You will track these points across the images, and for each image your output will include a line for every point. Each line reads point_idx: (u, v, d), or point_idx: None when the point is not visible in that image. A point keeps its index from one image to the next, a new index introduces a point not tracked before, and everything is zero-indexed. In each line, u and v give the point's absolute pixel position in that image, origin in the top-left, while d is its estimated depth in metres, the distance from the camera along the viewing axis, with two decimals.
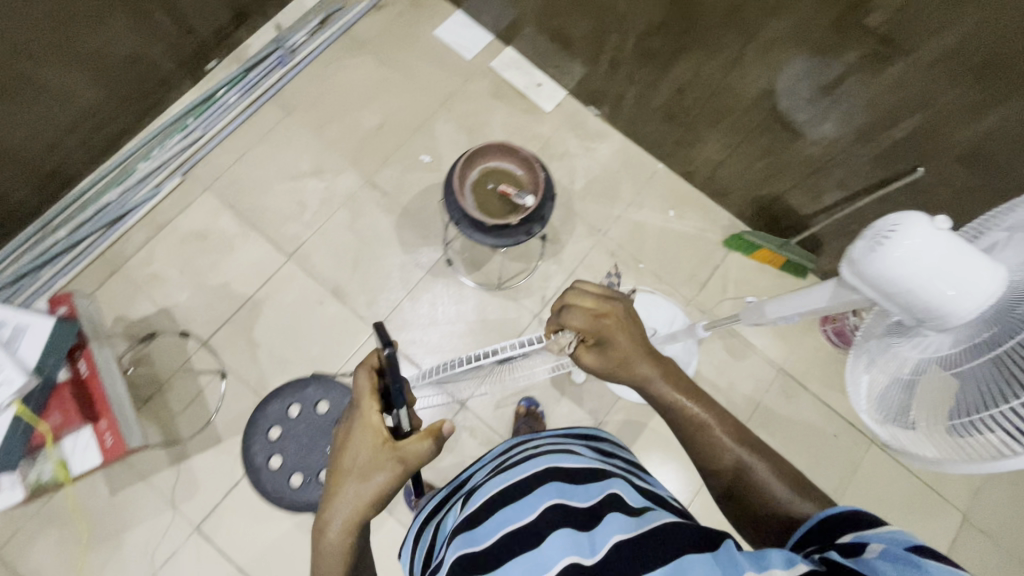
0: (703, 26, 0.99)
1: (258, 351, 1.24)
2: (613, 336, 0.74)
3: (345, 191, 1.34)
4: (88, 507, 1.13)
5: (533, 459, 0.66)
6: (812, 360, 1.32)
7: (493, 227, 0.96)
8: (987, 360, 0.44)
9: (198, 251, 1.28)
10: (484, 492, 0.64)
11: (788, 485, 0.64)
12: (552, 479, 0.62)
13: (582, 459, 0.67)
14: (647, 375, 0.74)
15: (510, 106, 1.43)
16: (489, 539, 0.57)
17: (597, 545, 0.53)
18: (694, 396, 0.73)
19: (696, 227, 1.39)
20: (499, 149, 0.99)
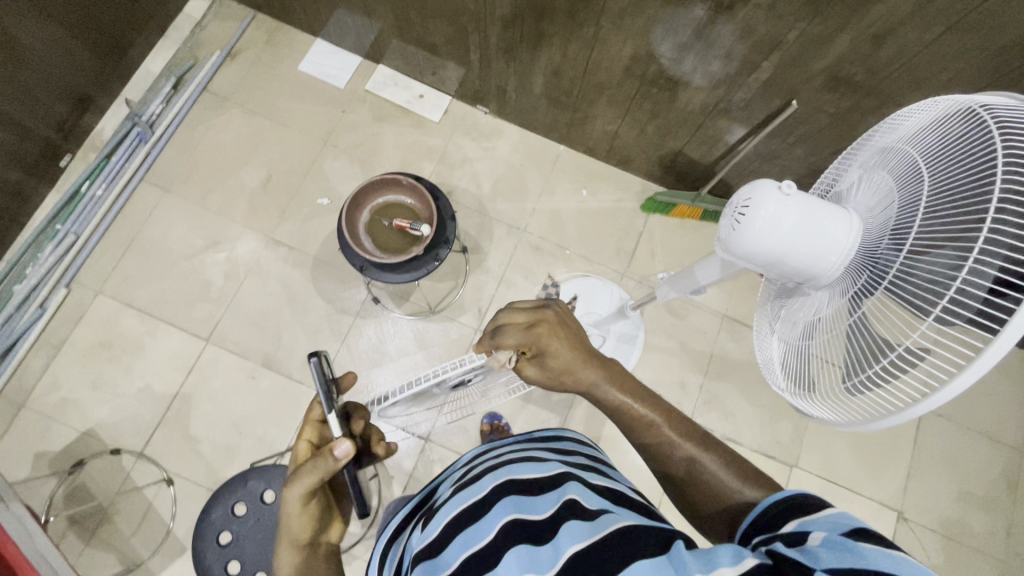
0: (554, 10, 0.97)
1: (200, 446, 1.17)
2: (550, 345, 0.72)
3: (249, 256, 1.27)
4: None
5: (492, 472, 0.59)
6: (751, 299, 1.35)
7: (397, 264, 0.92)
8: (862, 312, 0.44)
9: (108, 360, 1.19)
10: (442, 516, 0.56)
11: (734, 475, 0.62)
12: (508, 493, 0.54)
13: (540, 466, 0.60)
14: (593, 379, 0.71)
15: (397, 125, 1.38)
16: (449, 565, 0.49)
17: (554, 559, 0.45)
18: (642, 396, 0.70)
19: (611, 200, 1.39)
20: (378, 185, 0.96)
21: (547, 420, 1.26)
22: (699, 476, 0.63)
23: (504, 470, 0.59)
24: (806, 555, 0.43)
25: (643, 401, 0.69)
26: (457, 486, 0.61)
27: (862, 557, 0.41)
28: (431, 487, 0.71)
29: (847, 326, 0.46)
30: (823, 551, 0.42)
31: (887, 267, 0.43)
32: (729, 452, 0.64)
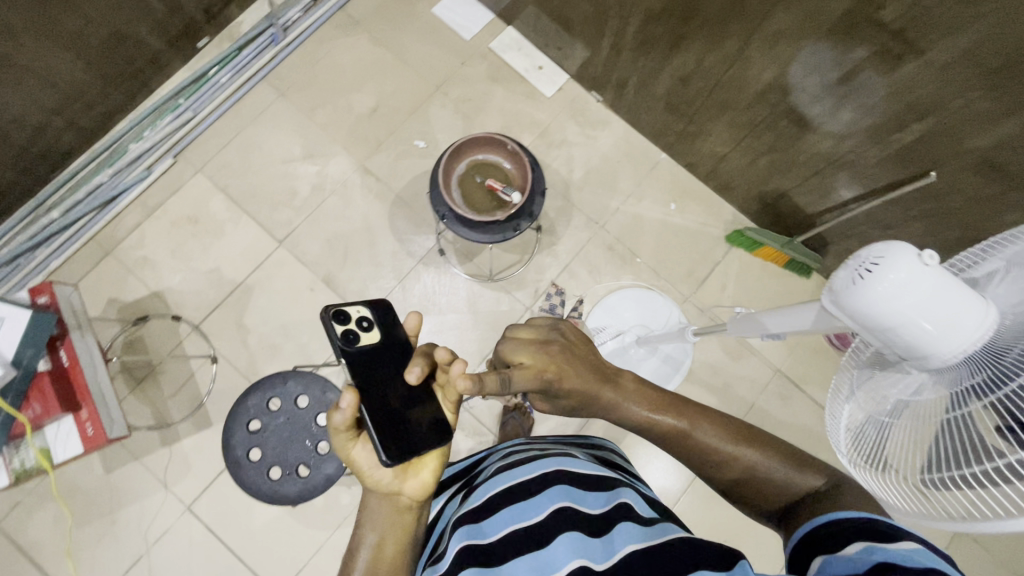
0: (704, 15, 0.94)
1: (248, 336, 1.24)
2: (564, 383, 0.73)
3: (337, 176, 1.32)
4: (84, 483, 1.16)
5: (539, 459, 0.67)
6: (809, 362, 1.29)
7: (477, 223, 0.93)
8: (972, 410, 0.41)
9: (190, 235, 1.27)
10: (492, 486, 0.64)
11: (783, 464, 0.68)
12: (560, 481, 0.62)
13: (589, 463, 0.68)
14: (614, 402, 0.76)
15: (509, 90, 1.38)
16: (497, 534, 0.58)
17: (608, 553, 0.54)
18: (665, 407, 0.75)
19: (697, 221, 1.35)
20: (481, 142, 0.96)
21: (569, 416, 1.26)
22: (751, 467, 0.69)
23: (554, 459, 0.67)
24: None
25: (667, 412, 0.75)
26: (504, 464, 0.70)
27: None
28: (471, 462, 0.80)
29: (949, 420, 0.42)
30: None
31: (1013, 375, 0.39)
32: (773, 443, 0.71)
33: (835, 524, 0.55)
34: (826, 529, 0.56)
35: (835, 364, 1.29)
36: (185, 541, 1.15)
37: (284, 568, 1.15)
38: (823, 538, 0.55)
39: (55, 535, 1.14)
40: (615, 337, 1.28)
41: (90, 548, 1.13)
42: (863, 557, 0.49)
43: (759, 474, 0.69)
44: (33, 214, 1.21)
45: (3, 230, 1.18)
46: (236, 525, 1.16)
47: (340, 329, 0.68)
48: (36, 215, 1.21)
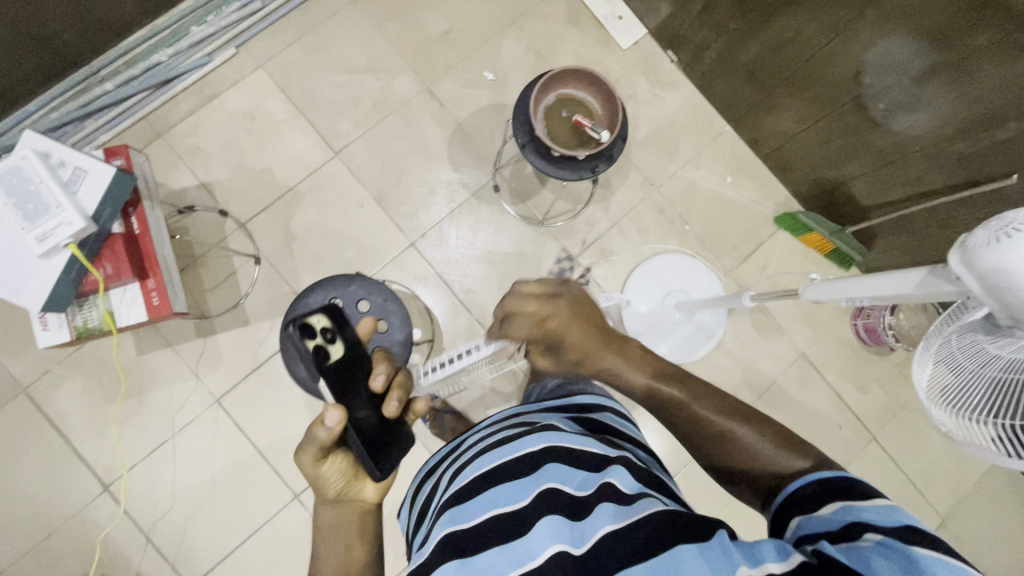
0: None
1: (294, 242, 1.22)
2: (563, 338, 0.75)
3: (401, 95, 1.29)
4: (114, 363, 1.16)
5: (528, 435, 0.65)
6: (833, 352, 1.33)
7: (559, 156, 0.92)
8: None
9: (245, 131, 1.24)
10: (474, 468, 0.63)
11: (774, 443, 0.66)
12: (544, 461, 0.60)
13: (581, 438, 0.65)
14: (612, 367, 0.75)
15: (585, 36, 1.35)
16: (478, 516, 0.56)
17: (586, 535, 0.52)
18: (664, 378, 0.74)
19: (750, 198, 1.35)
20: (578, 77, 0.94)
21: None
22: (731, 439, 0.68)
23: (541, 435, 0.64)
24: (859, 556, 0.46)
25: (667, 382, 0.73)
26: (489, 444, 0.67)
27: (916, 563, 0.45)
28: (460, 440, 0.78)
29: None
30: (878, 555, 0.46)
31: None
32: (767, 423, 0.68)
33: (812, 485, 0.58)
34: (815, 488, 0.57)
35: (858, 356, 1.33)
36: (210, 433, 1.16)
37: (305, 471, 1.17)
38: (805, 498, 0.58)
39: (82, 408, 1.14)
40: (655, 298, 1.30)
41: (114, 425, 1.14)
42: (839, 520, 0.52)
43: (739, 448, 0.67)
44: (87, 82, 1.18)
45: (53, 92, 1.16)
46: (262, 425, 1.17)
47: (310, 343, 0.70)
48: (90, 84, 1.18)
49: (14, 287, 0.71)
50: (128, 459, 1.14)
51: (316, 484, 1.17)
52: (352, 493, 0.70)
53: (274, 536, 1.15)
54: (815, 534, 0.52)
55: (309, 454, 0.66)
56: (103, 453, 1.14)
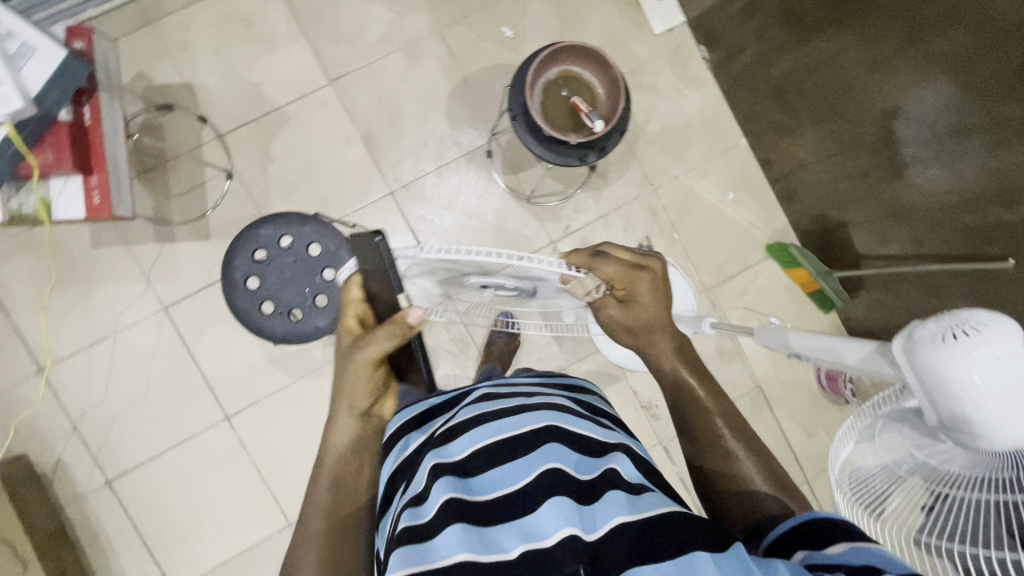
0: (867, 3, 0.85)
1: (270, 165, 1.18)
2: (640, 293, 0.76)
3: (411, 33, 1.21)
4: (66, 248, 1.13)
5: (526, 413, 0.66)
6: (790, 389, 1.31)
7: (548, 138, 0.87)
8: (990, 501, 0.41)
9: (240, 37, 1.17)
10: (469, 441, 0.63)
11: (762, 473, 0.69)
12: (550, 442, 0.62)
13: (580, 424, 0.68)
14: (662, 349, 0.78)
15: (618, 10, 1.26)
16: (484, 494, 0.57)
17: (597, 523, 0.53)
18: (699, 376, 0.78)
19: (748, 220, 1.30)
20: (587, 58, 0.88)
21: (552, 356, 1.27)
22: (727, 459, 0.71)
23: (544, 416, 0.66)
24: None
25: (692, 376, 0.78)
26: (478, 411, 0.68)
27: None
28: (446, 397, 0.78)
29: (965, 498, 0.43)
30: None
31: None
32: (763, 452, 0.71)
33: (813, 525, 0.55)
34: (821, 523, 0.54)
35: (812, 399, 1.32)
36: (153, 338, 1.15)
37: (241, 395, 1.17)
38: (810, 535, 0.54)
39: (28, 288, 1.13)
40: None
41: (58, 311, 1.13)
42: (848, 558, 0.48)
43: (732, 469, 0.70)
44: None
45: None
46: (206, 342, 1.16)
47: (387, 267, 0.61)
48: None
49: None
50: (68, 347, 1.13)
51: (249, 409, 1.17)
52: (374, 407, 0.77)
53: (201, 448, 1.17)
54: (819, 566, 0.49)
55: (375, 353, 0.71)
56: (44, 337, 1.13)
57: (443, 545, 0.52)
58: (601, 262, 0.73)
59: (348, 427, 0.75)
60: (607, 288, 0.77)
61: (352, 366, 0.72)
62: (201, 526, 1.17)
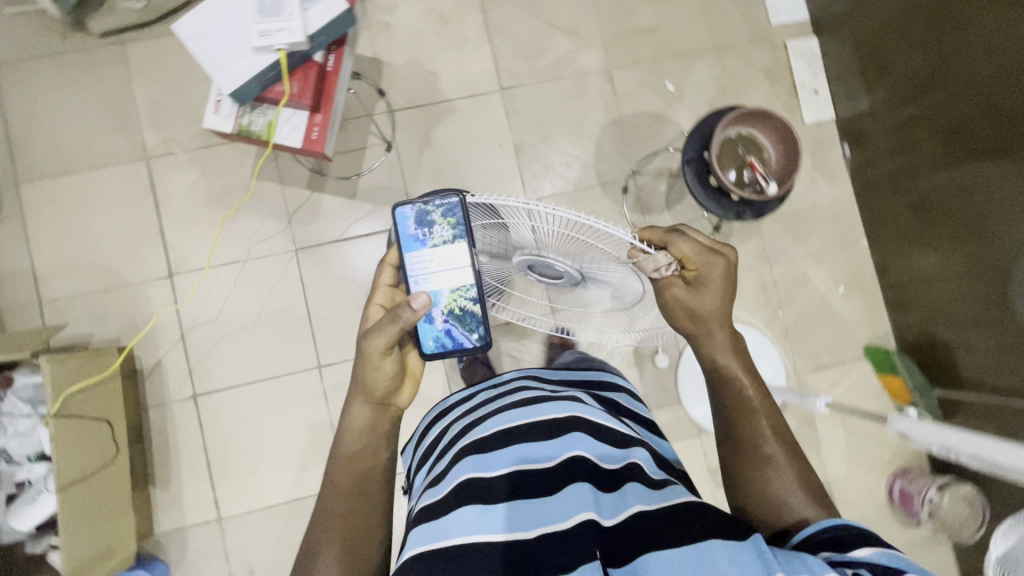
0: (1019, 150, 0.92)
1: (426, 148, 1.26)
2: (710, 277, 0.76)
3: (584, 65, 1.30)
4: (227, 173, 1.21)
5: (554, 401, 0.72)
6: (858, 496, 1.29)
7: (715, 185, 0.94)
8: None
9: (434, 30, 1.27)
10: (493, 424, 0.70)
11: (803, 490, 0.69)
12: (577, 431, 0.67)
13: (603, 415, 0.73)
14: (718, 342, 0.79)
15: (775, 93, 1.33)
16: (500, 471, 0.64)
17: (613, 511, 0.59)
18: (754, 380, 0.78)
19: (852, 316, 1.31)
20: (777, 133, 0.93)
21: None
22: (763, 468, 0.72)
23: (570, 405, 0.71)
24: None
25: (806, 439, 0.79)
26: (508, 402, 0.74)
27: None
28: (479, 390, 0.85)
29: None
30: None
31: None
32: (807, 468, 0.72)
33: (844, 529, 0.58)
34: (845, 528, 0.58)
35: (879, 513, 1.28)
36: (275, 274, 1.21)
37: (337, 349, 1.21)
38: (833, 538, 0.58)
39: (185, 198, 1.20)
40: None
41: (201, 225, 1.21)
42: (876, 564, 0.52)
43: (765, 476, 0.71)
44: None
45: None
46: (321, 290, 1.22)
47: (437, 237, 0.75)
48: None
49: (218, 64, 0.76)
50: (200, 261, 1.20)
51: (339, 365, 1.21)
52: (389, 399, 0.78)
53: (284, 389, 1.20)
54: (844, 566, 0.53)
55: (384, 341, 0.73)
56: (183, 245, 1.20)
57: (459, 523, 0.58)
58: (677, 240, 0.74)
59: (362, 418, 0.78)
60: (677, 268, 0.76)
61: (363, 354, 0.75)
62: (262, 463, 1.19)
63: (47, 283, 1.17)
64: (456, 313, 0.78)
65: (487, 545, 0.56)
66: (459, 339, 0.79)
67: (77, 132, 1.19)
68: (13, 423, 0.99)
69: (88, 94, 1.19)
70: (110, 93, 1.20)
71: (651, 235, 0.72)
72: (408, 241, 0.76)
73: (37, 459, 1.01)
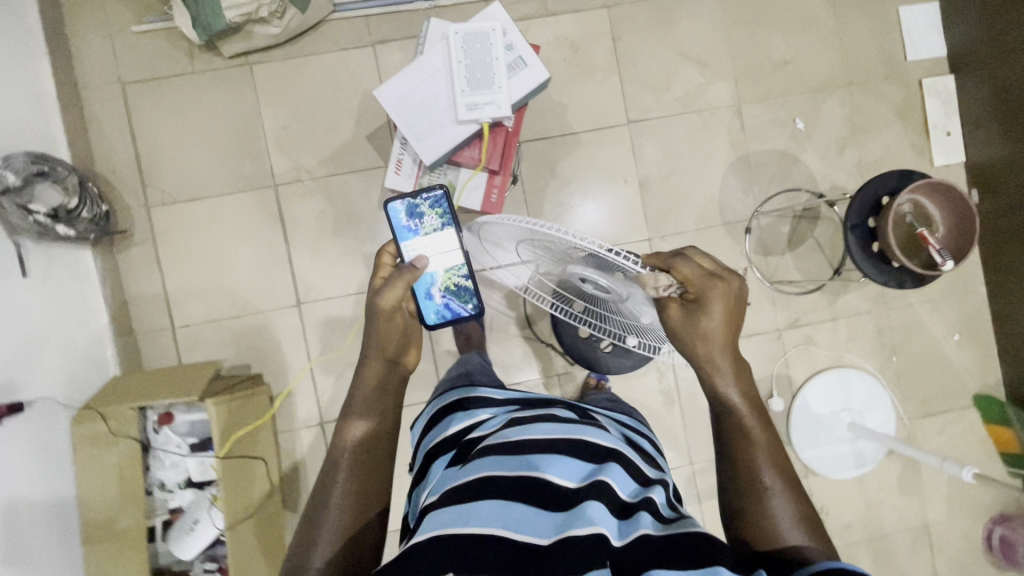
0: None
1: (551, 182, 1.24)
2: (710, 303, 0.72)
3: (713, 98, 1.26)
4: (355, 203, 1.20)
5: (595, 430, 0.69)
6: (955, 538, 1.31)
7: (875, 252, 0.95)
8: None
9: (563, 59, 1.23)
10: (533, 429, 0.67)
11: (801, 522, 0.63)
12: (608, 459, 0.65)
13: (628, 449, 0.70)
14: (719, 369, 0.75)
15: (906, 133, 1.29)
16: (524, 474, 0.61)
17: (626, 535, 0.56)
18: (754, 410, 0.73)
19: (964, 364, 1.31)
20: (956, 208, 0.90)
21: None
22: (761, 494, 0.65)
23: (603, 434, 0.69)
24: None
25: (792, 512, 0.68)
26: (545, 412, 0.72)
27: None
28: (516, 394, 0.82)
29: None
30: None
31: None
32: (800, 494, 0.66)
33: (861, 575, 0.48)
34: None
35: (973, 554, 1.31)
36: None
37: None
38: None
39: (311, 227, 1.20)
40: (830, 406, 1.28)
41: (328, 255, 1.20)
42: None
43: (763, 503, 0.65)
44: None
45: None
46: None
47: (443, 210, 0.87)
48: None
49: (415, 134, 0.75)
50: (326, 290, 1.21)
51: None
52: (400, 360, 0.81)
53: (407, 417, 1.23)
54: None
55: (394, 289, 0.77)
56: (310, 274, 1.20)
57: (483, 513, 0.56)
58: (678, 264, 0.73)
59: (374, 376, 0.79)
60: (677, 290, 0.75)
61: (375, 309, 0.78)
62: None
63: (180, 308, 1.18)
64: (452, 289, 0.84)
65: (503, 538, 0.54)
66: (456, 311, 0.85)
67: (206, 156, 1.18)
68: (168, 457, 1.02)
69: (216, 116, 1.18)
70: (238, 117, 1.18)
71: (646, 259, 0.74)
72: (402, 232, 0.83)
73: (186, 486, 1.04)
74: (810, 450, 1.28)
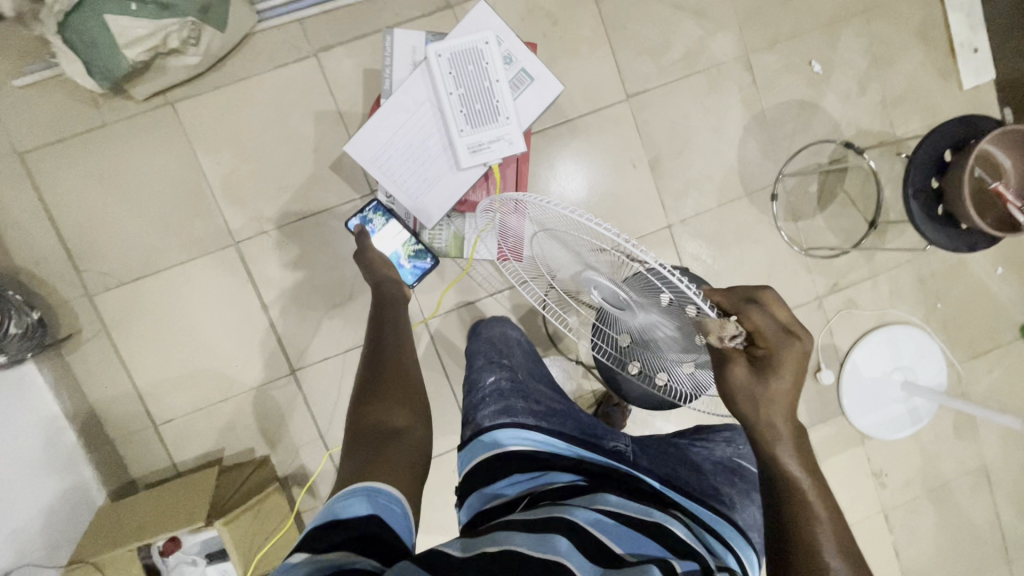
0: None
1: (551, 180, 1.09)
2: (781, 366, 0.50)
3: (718, 52, 1.10)
4: (333, 246, 1.03)
5: (674, 520, 0.55)
6: (1014, 473, 1.28)
7: (942, 215, 0.83)
8: None
9: (542, 35, 1.05)
10: (605, 499, 0.54)
11: None
12: (686, 552, 0.50)
13: (700, 546, 0.54)
14: (781, 434, 0.54)
15: (931, 58, 1.15)
16: (593, 524, 0.48)
17: None
18: (820, 489, 0.54)
19: (1010, 298, 1.24)
20: None
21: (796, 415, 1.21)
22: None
23: (679, 525, 0.55)
24: None
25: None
26: (616, 489, 0.58)
27: None
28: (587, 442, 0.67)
29: None
30: None
31: None
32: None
33: None
34: None
35: None
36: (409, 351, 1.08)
37: None
38: None
39: (288, 281, 1.03)
40: (881, 368, 1.20)
41: (315, 310, 1.04)
42: None
43: None
44: None
45: None
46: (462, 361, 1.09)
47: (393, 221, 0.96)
48: None
49: (428, 189, 0.81)
50: (320, 351, 1.05)
51: None
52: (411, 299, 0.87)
53: (439, 469, 1.11)
54: None
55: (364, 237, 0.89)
56: (298, 336, 1.04)
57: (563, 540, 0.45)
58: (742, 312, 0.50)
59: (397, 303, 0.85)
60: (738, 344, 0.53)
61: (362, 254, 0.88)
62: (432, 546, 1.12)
63: (156, 402, 1.02)
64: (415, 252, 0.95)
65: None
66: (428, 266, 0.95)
67: (145, 222, 0.99)
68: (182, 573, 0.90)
69: (146, 173, 0.98)
70: (172, 170, 0.99)
71: (714, 297, 0.50)
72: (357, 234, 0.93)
73: None
74: (866, 416, 1.20)
